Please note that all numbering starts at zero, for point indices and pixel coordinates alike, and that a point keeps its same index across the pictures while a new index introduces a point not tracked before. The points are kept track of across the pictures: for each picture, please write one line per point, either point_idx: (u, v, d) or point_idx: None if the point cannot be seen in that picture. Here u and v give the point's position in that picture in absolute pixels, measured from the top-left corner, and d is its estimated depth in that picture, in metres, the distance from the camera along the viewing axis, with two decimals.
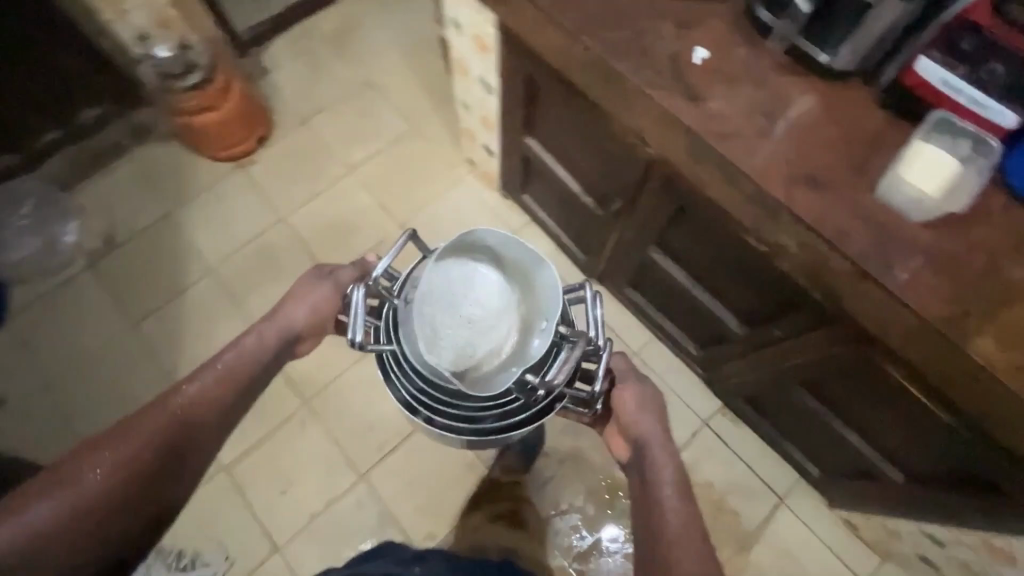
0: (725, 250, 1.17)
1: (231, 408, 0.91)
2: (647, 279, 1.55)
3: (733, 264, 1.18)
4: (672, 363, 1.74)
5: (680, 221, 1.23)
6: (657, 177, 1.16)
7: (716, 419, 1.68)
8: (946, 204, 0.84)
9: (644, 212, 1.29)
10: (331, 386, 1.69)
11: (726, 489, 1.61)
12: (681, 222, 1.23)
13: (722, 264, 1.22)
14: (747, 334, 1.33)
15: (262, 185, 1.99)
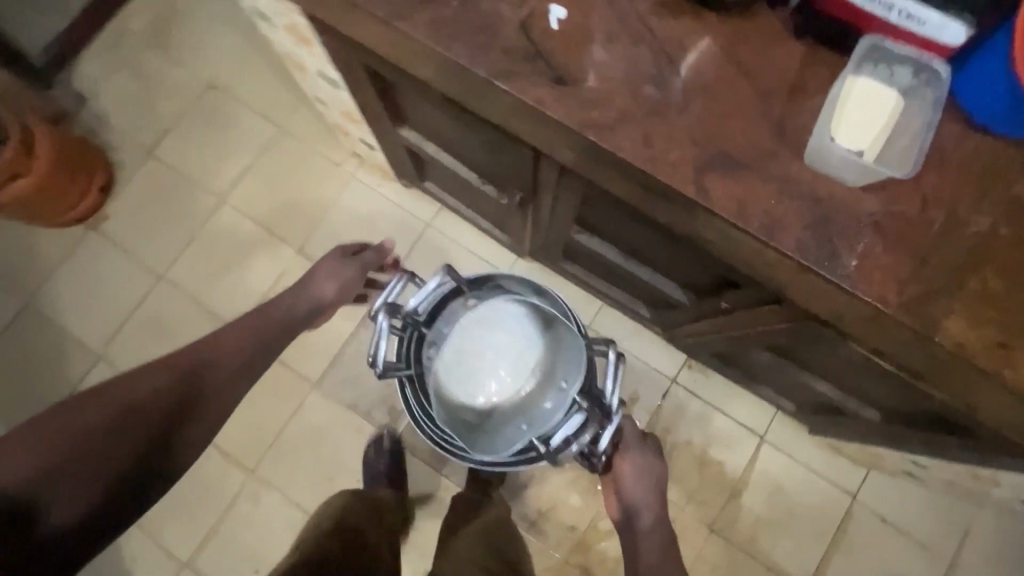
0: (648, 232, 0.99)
1: (248, 361, 1.05)
2: (578, 255, 1.38)
3: (660, 244, 1.00)
4: (627, 327, 1.62)
5: (589, 207, 1.03)
6: (543, 169, 0.94)
7: (683, 373, 1.59)
8: (895, 153, 0.68)
9: (549, 200, 1.09)
10: (274, 449, 1.56)
11: (707, 443, 1.55)
12: (591, 206, 1.03)
13: (648, 243, 1.04)
14: (694, 302, 1.19)
15: (126, 242, 1.69)
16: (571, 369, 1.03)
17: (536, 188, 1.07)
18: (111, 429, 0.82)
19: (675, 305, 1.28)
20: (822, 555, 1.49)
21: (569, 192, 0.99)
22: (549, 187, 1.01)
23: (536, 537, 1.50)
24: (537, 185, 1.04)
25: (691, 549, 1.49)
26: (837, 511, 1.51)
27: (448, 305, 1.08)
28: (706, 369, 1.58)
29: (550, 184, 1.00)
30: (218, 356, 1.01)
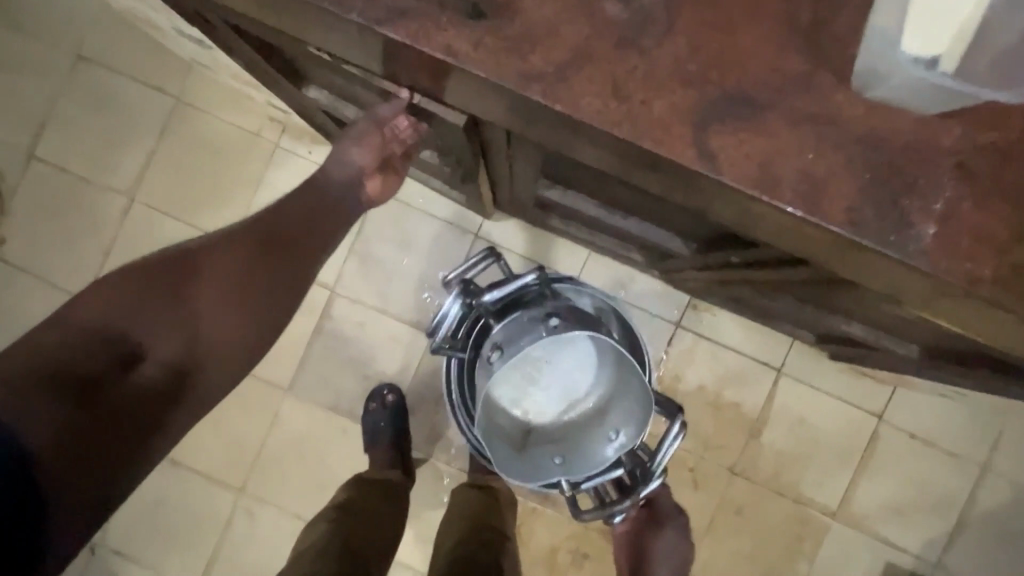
0: (634, 189, 0.79)
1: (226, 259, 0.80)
2: (554, 209, 1.15)
3: (650, 200, 0.80)
4: (621, 274, 1.43)
5: (557, 163, 0.80)
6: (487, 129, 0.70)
7: (689, 316, 1.42)
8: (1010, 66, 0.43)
9: (505, 161, 0.85)
10: (259, 463, 1.44)
11: (721, 386, 1.43)
12: (558, 163, 0.80)
13: (637, 199, 0.83)
14: (697, 253, 0.99)
15: (34, 265, 1.46)
16: (625, 422, 1.12)
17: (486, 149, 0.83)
18: (146, 288, 0.75)
19: (675, 256, 1.08)
20: (849, 480, 1.42)
21: (526, 151, 0.75)
22: (500, 149, 0.78)
23: (552, 509, 1.43)
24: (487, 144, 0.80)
25: (714, 494, 1.43)
26: (863, 435, 1.42)
27: (531, 322, 1.05)
28: (713, 308, 1.42)
29: (501, 146, 0.76)
30: (211, 255, 0.80)
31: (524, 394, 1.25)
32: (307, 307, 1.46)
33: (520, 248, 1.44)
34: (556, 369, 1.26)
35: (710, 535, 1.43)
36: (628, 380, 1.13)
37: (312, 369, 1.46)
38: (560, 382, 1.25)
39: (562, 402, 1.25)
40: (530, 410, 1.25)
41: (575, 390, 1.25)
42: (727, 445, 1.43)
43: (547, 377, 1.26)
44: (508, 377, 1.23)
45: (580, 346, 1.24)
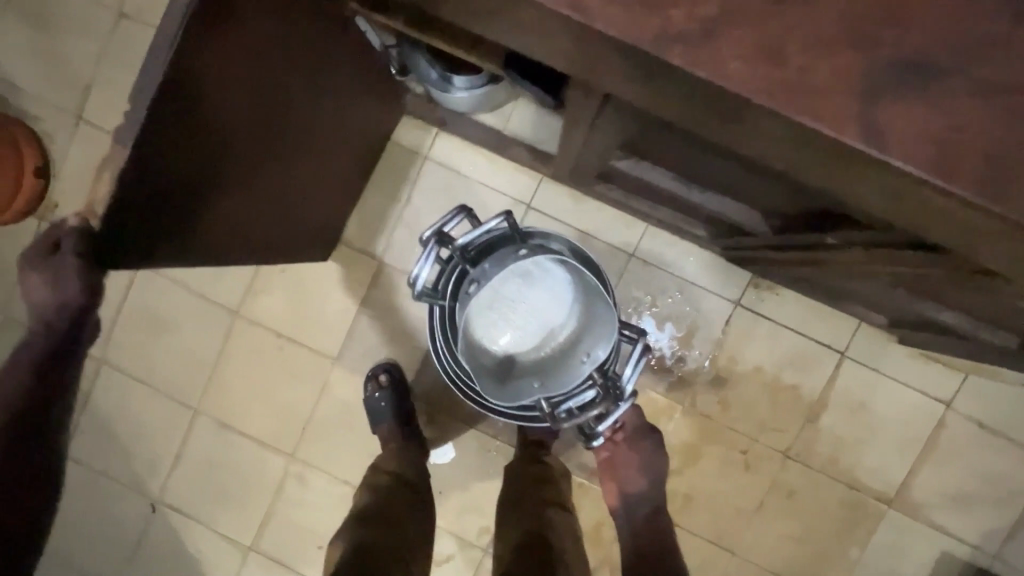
0: (734, 160, 0.71)
1: None
2: (618, 179, 1.09)
3: (749, 172, 0.73)
4: (679, 251, 1.36)
5: (650, 131, 0.74)
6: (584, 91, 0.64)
7: (749, 295, 1.36)
8: None
9: (584, 127, 0.79)
10: (310, 430, 1.46)
11: (780, 368, 1.37)
12: (649, 130, 0.73)
13: (730, 171, 0.77)
14: (782, 230, 0.92)
15: None
16: (594, 341, 1.15)
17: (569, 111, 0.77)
18: None
19: (750, 233, 1.02)
20: (910, 467, 1.37)
21: (619, 118, 0.69)
22: (587, 115, 0.72)
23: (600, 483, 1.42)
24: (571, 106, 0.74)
25: (767, 476, 1.39)
26: (928, 422, 1.36)
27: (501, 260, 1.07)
28: (776, 288, 1.35)
29: (590, 112, 0.70)
30: None
31: (495, 330, 1.24)
32: (354, 277, 1.44)
33: (574, 220, 1.38)
34: (528, 304, 1.24)
35: (761, 518, 1.40)
36: (595, 304, 1.16)
37: (360, 340, 1.45)
38: (532, 316, 1.23)
39: (535, 338, 1.24)
40: (504, 345, 1.24)
41: (548, 324, 1.24)
42: (783, 428, 1.39)
43: (520, 311, 1.25)
44: (482, 315, 1.22)
45: (551, 279, 1.23)
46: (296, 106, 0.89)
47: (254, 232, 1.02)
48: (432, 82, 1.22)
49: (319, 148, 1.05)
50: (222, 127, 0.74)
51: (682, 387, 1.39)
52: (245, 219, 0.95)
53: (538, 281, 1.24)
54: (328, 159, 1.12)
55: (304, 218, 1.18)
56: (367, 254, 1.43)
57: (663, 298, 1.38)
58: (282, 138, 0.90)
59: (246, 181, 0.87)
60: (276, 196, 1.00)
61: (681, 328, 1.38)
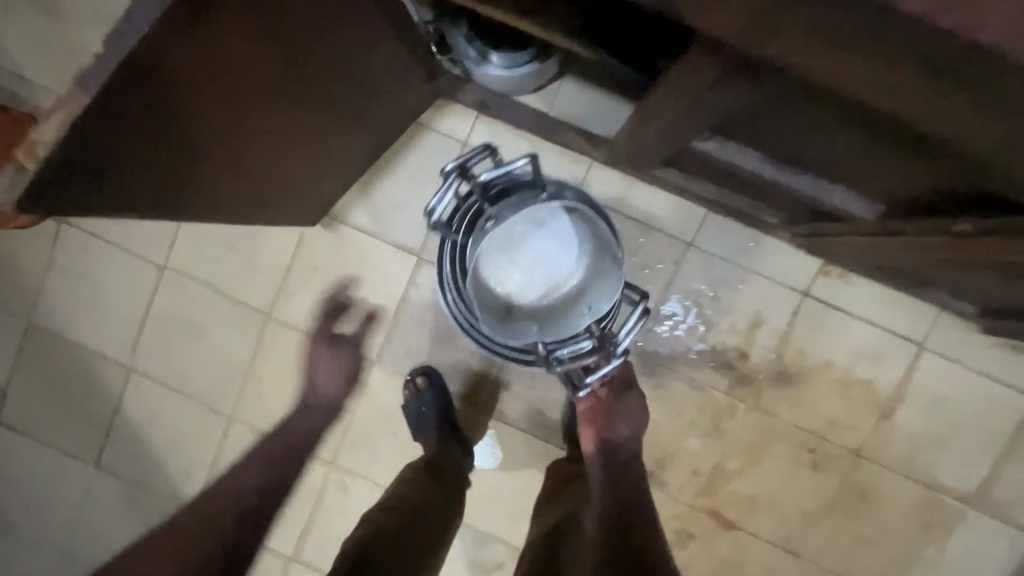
0: (874, 131, 0.61)
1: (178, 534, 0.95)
2: (691, 161, 0.99)
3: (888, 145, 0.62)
4: (742, 238, 1.26)
5: (770, 102, 0.64)
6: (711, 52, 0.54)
7: (818, 284, 1.26)
8: None
9: (681, 101, 0.69)
10: (350, 435, 1.39)
11: (853, 361, 1.27)
12: (767, 101, 0.63)
13: (857, 144, 0.66)
14: (892, 215, 0.81)
15: (111, 232, 1.39)
16: (599, 293, 1.11)
17: (667, 84, 0.67)
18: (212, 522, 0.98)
19: (844, 217, 0.91)
20: (992, 465, 1.28)
21: (740, 85, 0.59)
22: (695, 87, 0.62)
23: (657, 487, 1.34)
24: (676, 78, 0.64)
25: (837, 476, 1.31)
26: (1013, 416, 1.26)
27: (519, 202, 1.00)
28: (849, 275, 1.25)
29: (705, 81, 0.60)
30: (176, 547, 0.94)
31: (497, 271, 1.16)
32: (391, 275, 1.35)
33: (627, 208, 1.27)
34: (535, 251, 1.17)
35: (831, 519, 1.32)
36: (603, 260, 1.12)
37: (400, 341, 1.37)
38: (538, 262, 1.17)
39: (539, 289, 1.17)
40: (507, 288, 1.17)
41: (553, 276, 1.17)
42: (855, 425, 1.30)
43: (526, 255, 1.17)
44: (489, 254, 1.14)
45: (562, 230, 1.16)
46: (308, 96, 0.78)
47: (244, 206, 0.93)
48: (474, 62, 1.13)
49: (343, 131, 0.97)
50: (206, 110, 0.64)
51: (746, 383, 1.30)
52: (231, 194, 0.86)
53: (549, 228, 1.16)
54: (344, 144, 1.02)
55: (308, 192, 1.10)
56: (405, 250, 1.35)
57: (725, 289, 1.28)
58: (287, 122, 0.80)
59: (234, 160, 0.78)
60: (278, 171, 0.92)
61: (745, 321, 1.28)
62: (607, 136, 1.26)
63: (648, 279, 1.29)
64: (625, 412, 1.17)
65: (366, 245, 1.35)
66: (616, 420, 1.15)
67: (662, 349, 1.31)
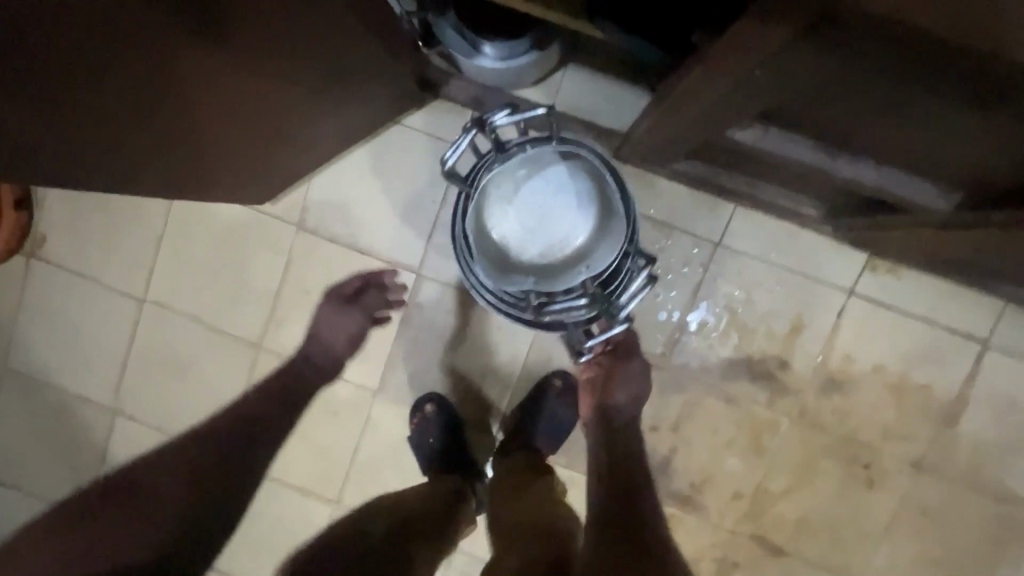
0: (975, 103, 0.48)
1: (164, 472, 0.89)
2: (721, 152, 0.86)
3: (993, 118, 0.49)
4: (775, 233, 1.12)
5: (843, 72, 0.51)
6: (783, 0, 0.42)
7: (864, 281, 1.12)
8: None
9: (727, 76, 0.57)
10: (355, 471, 1.28)
11: (908, 365, 1.13)
12: (839, 70, 0.50)
13: (944, 121, 0.53)
14: (975, 206, 0.68)
15: (86, 267, 1.28)
16: (601, 253, 1.00)
17: (712, 55, 0.55)
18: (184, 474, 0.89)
19: (912, 211, 0.77)
20: None
21: (819, 48, 0.46)
22: (756, 52, 0.50)
23: (695, 513, 1.21)
24: (724, 44, 0.52)
25: (896, 491, 1.17)
26: None
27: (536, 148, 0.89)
28: (899, 270, 1.11)
29: (770, 42, 0.48)
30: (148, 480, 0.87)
31: (495, 212, 1.03)
32: None
33: (646, 207, 1.14)
34: (537, 199, 1.04)
35: (891, 540, 1.19)
36: (607, 225, 1.01)
37: (401, 366, 1.25)
38: (540, 218, 1.05)
39: (538, 246, 1.05)
40: (505, 236, 1.04)
41: (552, 234, 1.05)
42: (913, 436, 1.16)
43: (527, 202, 1.04)
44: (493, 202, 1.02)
45: (570, 186, 1.04)
46: (246, 75, 0.66)
47: (187, 178, 0.84)
48: (468, 55, 1.00)
49: (302, 114, 0.85)
50: (90, 78, 0.51)
51: (788, 393, 1.17)
52: (163, 168, 0.77)
53: (556, 180, 1.04)
54: (311, 123, 0.92)
55: (271, 165, 1.00)
56: (402, 266, 1.22)
57: (760, 292, 1.14)
58: (221, 100, 0.69)
59: (154, 134, 0.67)
60: (214, 150, 0.81)
61: (783, 325, 1.15)
62: (619, 130, 1.12)
63: (672, 284, 1.16)
64: (625, 376, 1.07)
65: (359, 263, 1.23)
66: (615, 389, 1.06)
67: (692, 360, 1.18)
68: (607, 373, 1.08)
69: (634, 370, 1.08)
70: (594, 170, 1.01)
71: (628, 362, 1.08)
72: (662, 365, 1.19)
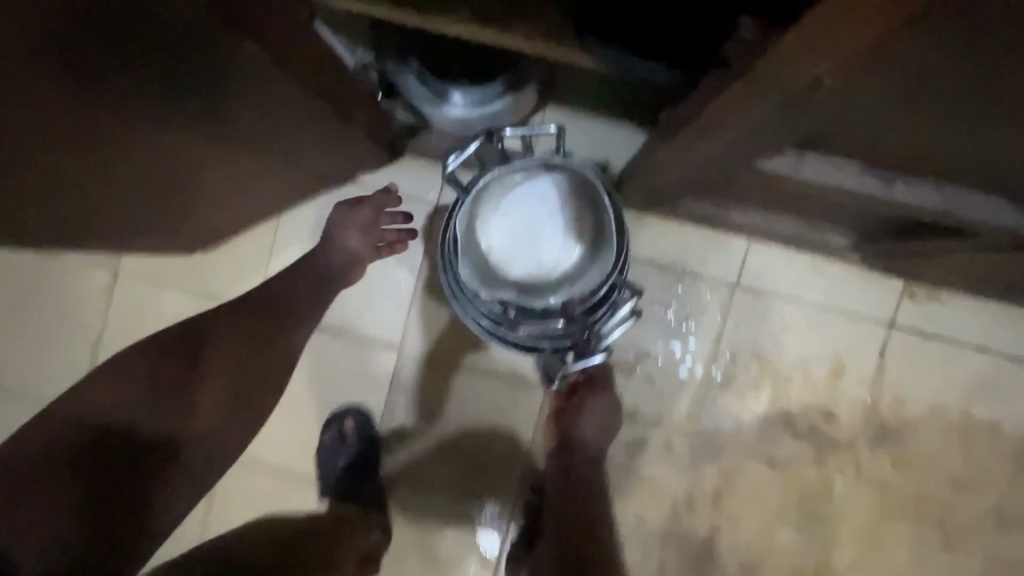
0: None
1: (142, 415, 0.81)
2: (740, 184, 0.74)
3: None
4: (800, 267, 0.99)
5: (934, 70, 0.39)
6: None
7: (905, 310, 0.99)
8: None
9: (777, 89, 0.45)
10: None
11: (969, 403, 0.99)
12: (922, 69, 0.39)
13: None
14: None
15: (14, 383, 1.10)
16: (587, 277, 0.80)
17: (758, 66, 0.43)
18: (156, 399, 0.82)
19: (984, 238, 0.64)
20: None
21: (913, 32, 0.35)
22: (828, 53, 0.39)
23: None
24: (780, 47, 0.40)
25: (979, 551, 1.01)
26: None
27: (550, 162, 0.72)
28: (940, 295, 0.98)
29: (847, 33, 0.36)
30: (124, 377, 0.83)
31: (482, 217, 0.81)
32: (369, 378, 1.07)
33: (652, 252, 1.01)
34: (523, 208, 0.83)
35: None
36: (600, 250, 0.81)
37: (390, 460, 1.07)
38: (527, 228, 0.83)
39: (524, 266, 0.83)
40: (487, 244, 0.82)
41: (540, 253, 0.83)
42: (987, 484, 1.00)
43: (513, 209, 0.82)
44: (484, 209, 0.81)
45: (568, 207, 0.82)
46: (165, 112, 0.57)
47: (128, 207, 0.74)
48: (433, 105, 0.88)
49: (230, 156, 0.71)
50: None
51: (839, 448, 1.01)
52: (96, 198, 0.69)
53: (555, 197, 0.82)
54: (256, 172, 0.81)
55: (229, 207, 0.90)
56: (382, 344, 1.06)
57: (790, 334, 1.01)
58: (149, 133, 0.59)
59: (60, 164, 0.57)
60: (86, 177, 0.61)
61: (822, 370, 1.01)
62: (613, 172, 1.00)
63: (691, 335, 1.02)
64: (595, 404, 0.92)
65: (332, 346, 1.07)
66: (582, 417, 0.91)
67: (724, 421, 1.03)
68: (575, 403, 0.92)
69: (604, 401, 0.93)
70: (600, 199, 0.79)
71: (597, 391, 0.92)
72: (693, 430, 1.03)
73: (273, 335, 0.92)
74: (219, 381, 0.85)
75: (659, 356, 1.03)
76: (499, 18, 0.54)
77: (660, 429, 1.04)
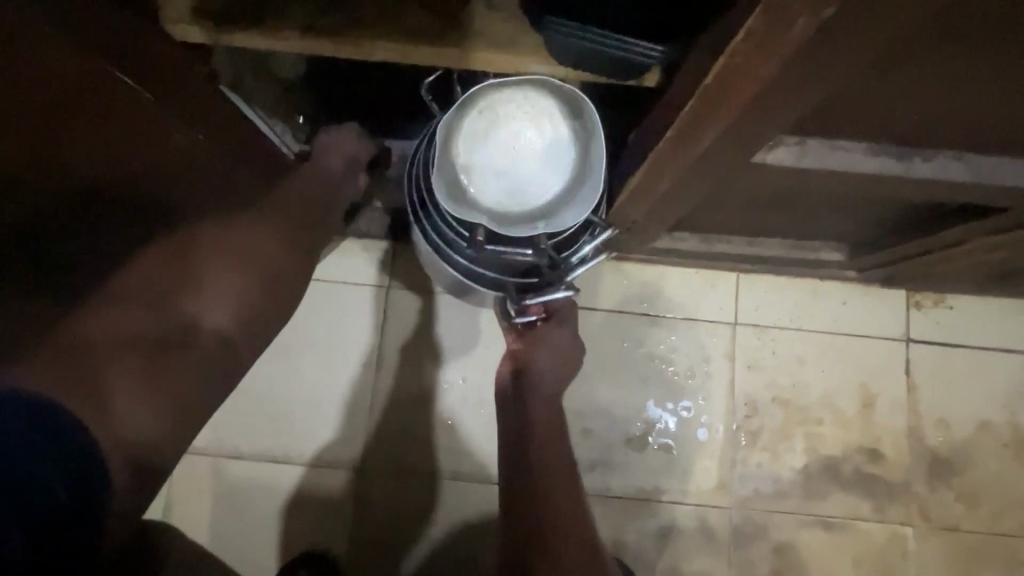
0: None
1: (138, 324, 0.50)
2: (729, 199, 0.66)
3: None
4: (797, 294, 0.91)
5: (953, 10, 0.34)
6: None
7: (916, 320, 0.91)
8: None
9: (765, 73, 0.39)
10: None
11: (1014, 412, 0.89)
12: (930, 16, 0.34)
13: None
14: None
15: None
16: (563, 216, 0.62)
17: (747, 36, 0.37)
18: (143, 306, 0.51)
19: (1014, 208, 0.57)
20: None
21: None
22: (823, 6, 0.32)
23: None
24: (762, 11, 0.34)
25: None
26: None
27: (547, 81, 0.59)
28: (946, 299, 0.91)
29: None
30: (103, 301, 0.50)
31: (467, 139, 0.63)
32: (328, 513, 0.85)
33: (638, 304, 0.90)
34: (515, 146, 0.64)
35: None
36: (578, 190, 0.63)
37: None
38: (513, 165, 0.64)
39: (494, 197, 0.64)
40: (461, 160, 0.63)
41: (520, 192, 0.64)
42: None
43: (505, 141, 0.64)
44: (474, 128, 0.63)
45: (558, 136, 0.63)
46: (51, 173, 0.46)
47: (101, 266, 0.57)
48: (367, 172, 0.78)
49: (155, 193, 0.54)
50: None
51: (896, 493, 0.87)
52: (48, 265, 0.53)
53: (547, 130, 0.63)
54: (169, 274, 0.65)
55: None
56: (342, 467, 0.86)
57: (806, 367, 0.90)
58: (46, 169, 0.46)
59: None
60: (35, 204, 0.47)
61: (851, 403, 0.89)
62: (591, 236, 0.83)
63: (700, 392, 0.89)
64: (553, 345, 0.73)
65: (277, 479, 0.85)
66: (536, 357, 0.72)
67: (762, 484, 0.87)
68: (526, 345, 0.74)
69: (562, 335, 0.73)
70: (593, 123, 0.61)
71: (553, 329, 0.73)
72: (729, 502, 0.86)
73: (268, 268, 0.58)
74: (206, 270, 0.55)
75: (673, 420, 0.88)
76: (423, 32, 0.47)
77: (692, 509, 0.86)
